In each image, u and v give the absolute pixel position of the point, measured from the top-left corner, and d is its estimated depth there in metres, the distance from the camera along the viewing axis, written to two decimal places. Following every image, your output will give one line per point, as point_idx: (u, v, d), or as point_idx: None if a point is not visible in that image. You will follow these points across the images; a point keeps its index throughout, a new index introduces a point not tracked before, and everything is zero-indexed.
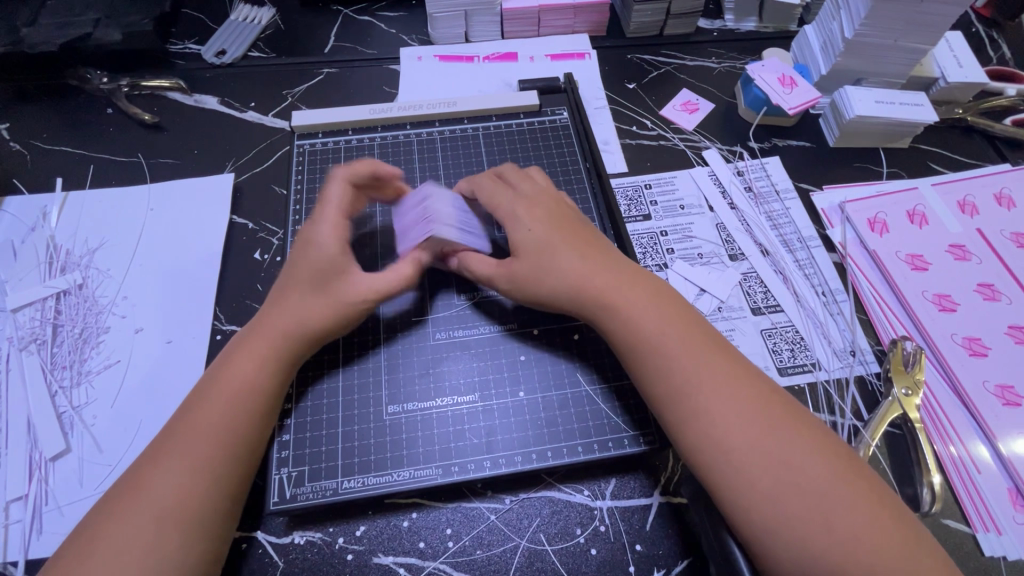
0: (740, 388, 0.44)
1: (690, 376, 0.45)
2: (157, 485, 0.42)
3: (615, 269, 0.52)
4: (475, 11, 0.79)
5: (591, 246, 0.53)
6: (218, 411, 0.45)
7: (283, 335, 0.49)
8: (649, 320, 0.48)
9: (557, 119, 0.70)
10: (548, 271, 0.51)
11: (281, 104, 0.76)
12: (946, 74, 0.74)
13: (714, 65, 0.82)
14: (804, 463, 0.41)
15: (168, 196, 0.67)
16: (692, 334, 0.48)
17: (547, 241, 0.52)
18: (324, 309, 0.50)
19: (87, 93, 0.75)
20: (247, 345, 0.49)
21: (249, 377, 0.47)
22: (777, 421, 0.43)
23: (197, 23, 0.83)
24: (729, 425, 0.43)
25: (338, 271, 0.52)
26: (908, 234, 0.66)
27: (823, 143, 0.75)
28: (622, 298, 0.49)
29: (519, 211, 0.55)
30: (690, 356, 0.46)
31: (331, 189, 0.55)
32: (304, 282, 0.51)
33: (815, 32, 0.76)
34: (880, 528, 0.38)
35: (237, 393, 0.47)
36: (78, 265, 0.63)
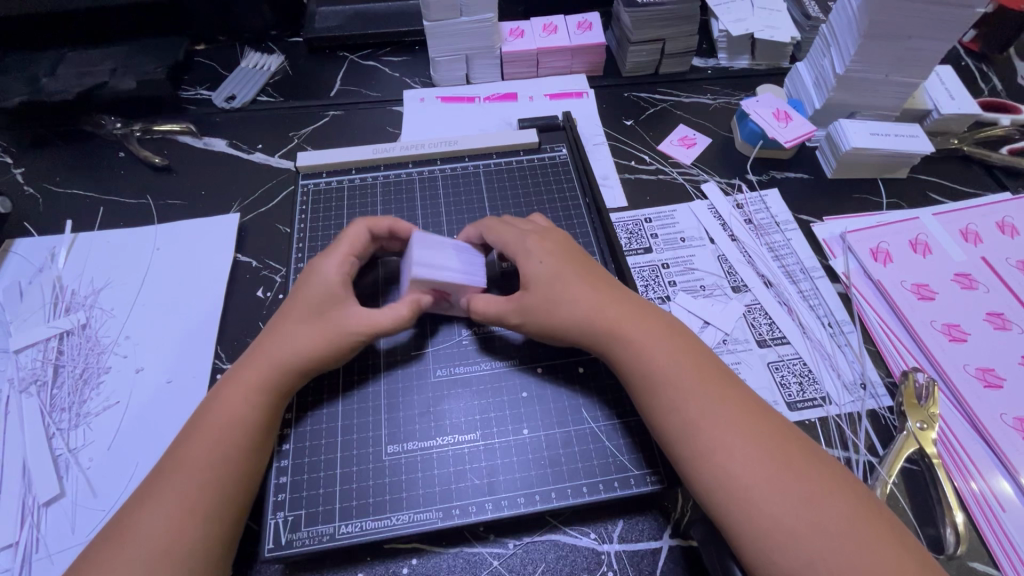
0: (747, 421, 0.43)
1: (694, 407, 0.44)
2: (146, 521, 0.42)
3: (619, 298, 0.51)
4: (476, 55, 0.82)
5: (596, 276, 0.53)
6: (208, 445, 0.45)
7: (284, 367, 0.49)
8: (652, 351, 0.48)
9: (556, 156, 0.71)
10: (558, 303, 0.51)
11: (287, 146, 0.78)
12: (939, 105, 0.75)
13: (710, 102, 0.84)
14: (819, 505, 0.39)
15: (174, 237, 0.68)
16: (696, 365, 0.47)
17: (555, 274, 0.52)
18: (317, 337, 0.50)
19: (101, 138, 0.78)
20: (240, 378, 0.48)
21: (244, 410, 0.47)
22: (788, 457, 0.41)
23: (209, 71, 0.86)
24: (737, 459, 0.42)
25: (337, 304, 0.52)
26: (912, 263, 0.65)
27: (821, 174, 0.76)
28: (626, 330, 0.49)
29: (528, 241, 0.55)
30: (696, 386, 0.45)
31: (348, 231, 0.57)
32: (302, 312, 0.52)
33: (808, 68, 0.78)
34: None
35: (235, 428, 0.46)
36: (82, 305, 0.63)
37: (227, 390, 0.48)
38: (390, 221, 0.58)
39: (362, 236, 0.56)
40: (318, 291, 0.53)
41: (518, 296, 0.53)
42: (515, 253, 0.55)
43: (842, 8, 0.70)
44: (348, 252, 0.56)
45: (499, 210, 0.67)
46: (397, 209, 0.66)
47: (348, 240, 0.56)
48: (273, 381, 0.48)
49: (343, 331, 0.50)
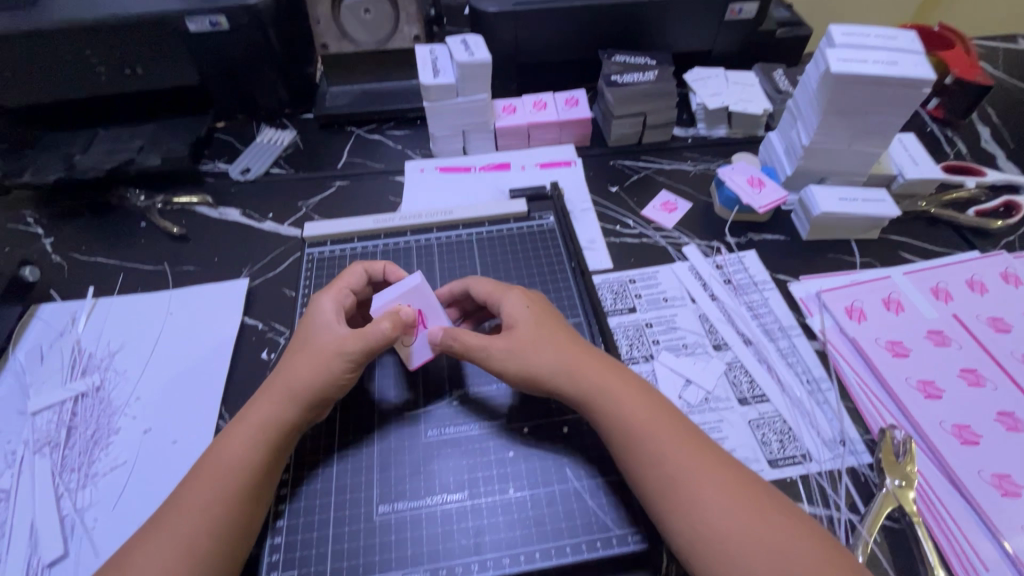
0: (726, 483, 0.45)
1: (675, 468, 0.47)
2: (146, 563, 0.44)
3: (605, 359, 0.54)
4: (472, 130, 0.89)
5: (580, 332, 0.56)
6: (210, 487, 0.47)
7: (289, 416, 0.51)
8: (632, 405, 0.51)
9: (544, 224, 0.77)
10: (544, 346, 0.54)
11: (296, 214, 0.84)
12: (903, 171, 0.80)
13: (690, 168, 0.90)
14: (788, 572, 0.41)
15: (188, 302, 0.73)
16: (678, 428, 0.50)
17: (538, 320, 0.56)
18: (311, 367, 0.52)
19: (126, 209, 0.84)
20: (244, 419, 0.51)
21: (247, 454, 0.49)
22: (763, 521, 0.44)
23: (228, 146, 0.94)
24: (713, 521, 0.44)
25: (330, 331, 0.55)
26: (885, 320, 0.68)
27: (797, 236, 0.80)
28: (610, 390, 0.52)
29: (510, 288, 0.60)
30: (677, 448, 0.48)
31: (348, 270, 0.62)
32: (303, 347, 0.55)
33: (779, 138, 0.84)
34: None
35: (238, 476, 0.48)
36: (98, 368, 0.67)
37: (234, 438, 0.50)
38: (384, 263, 0.63)
39: (357, 276, 0.61)
40: (314, 321, 0.57)
41: (505, 334, 0.56)
42: (499, 296, 0.59)
43: (804, 85, 0.76)
44: (346, 285, 0.60)
45: (490, 274, 0.71)
46: None
47: (347, 277, 0.61)
48: (277, 428, 0.51)
49: (331, 352, 0.53)
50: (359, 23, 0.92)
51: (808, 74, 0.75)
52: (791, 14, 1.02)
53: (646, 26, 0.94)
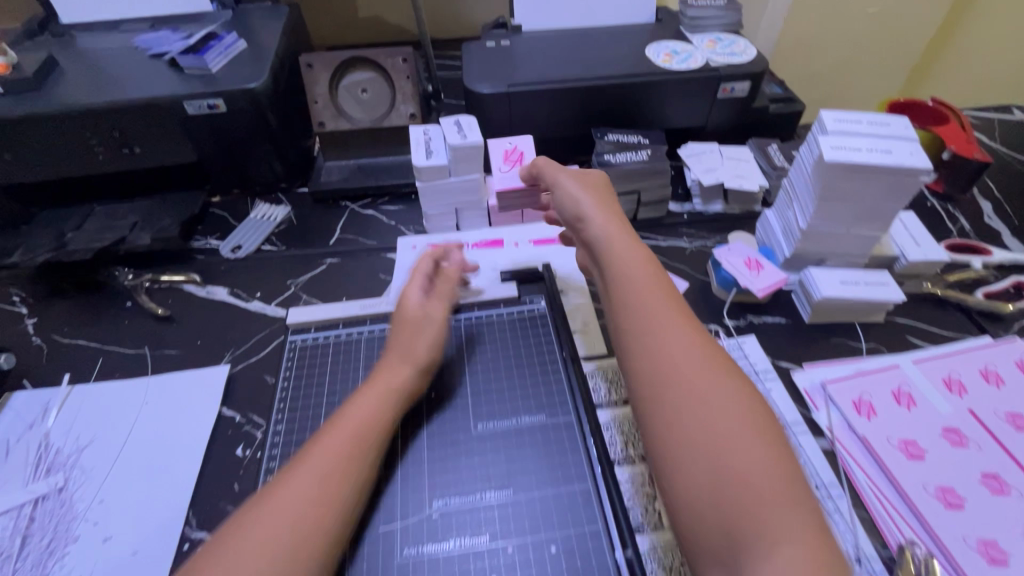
0: (711, 385, 0.48)
1: (657, 314, 0.54)
2: (277, 505, 0.48)
3: (631, 227, 0.64)
4: (464, 208, 0.89)
5: (621, 223, 0.65)
6: (334, 448, 0.52)
7: (400, 396, 0.60)
8: (679, 329, 0.53)
9: (535, 308, 0.75)
10: (619, 272, 0.59)
11: (285, 293, 0.82)
12: (905, 253, 0.78)
13: (686, 245, 0.89)
14: (754, 484, 0.43)
15: (165, 390, 0.70)
16: (678, 298, 0.56)
17: (616, 247, 0.62)
18: (419, 349, 0.64)
19: (113, 288, 0.83)
20: (363, 395, 0.58)
21: (371, 419, 0.56)
22: (745, 433, 0.45)
23: (221, 222, 0.94)
24: (702, 436, 0.46)
25: (427, 318, 0.66)
26: (897, 417, 0.64)
27: (798, 319, 0.77)
28: (622, 249, 0.61)
29: (605, 214, 0.65)
30: (661, 297, 0.56)
31: (422, 261, 0.73)
32: (405, 333, 0.65)
33: (775, 217, 0.82)
34: (805, 558, 0.39)
35: (352, 455, 0.53)
36: (64, 465, 0.63)
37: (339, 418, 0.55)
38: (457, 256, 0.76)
39: (431, 264, 0.73)
40: (409, 312, 0.66)
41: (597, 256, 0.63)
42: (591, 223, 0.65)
43: (799, 168, 0.76)
44: (426, 277, 0.71)
45: (479, 363, 0.69)
46: None
47: (423, 266, 0.73)
48: (383, 411, 0.57)
49: (427, 329, 0.66)
50: (356, 102, 0.94)
51: (802, 157, 0.75)
52: (783, 90, 1.04)
53: (639, 104, 0.96)
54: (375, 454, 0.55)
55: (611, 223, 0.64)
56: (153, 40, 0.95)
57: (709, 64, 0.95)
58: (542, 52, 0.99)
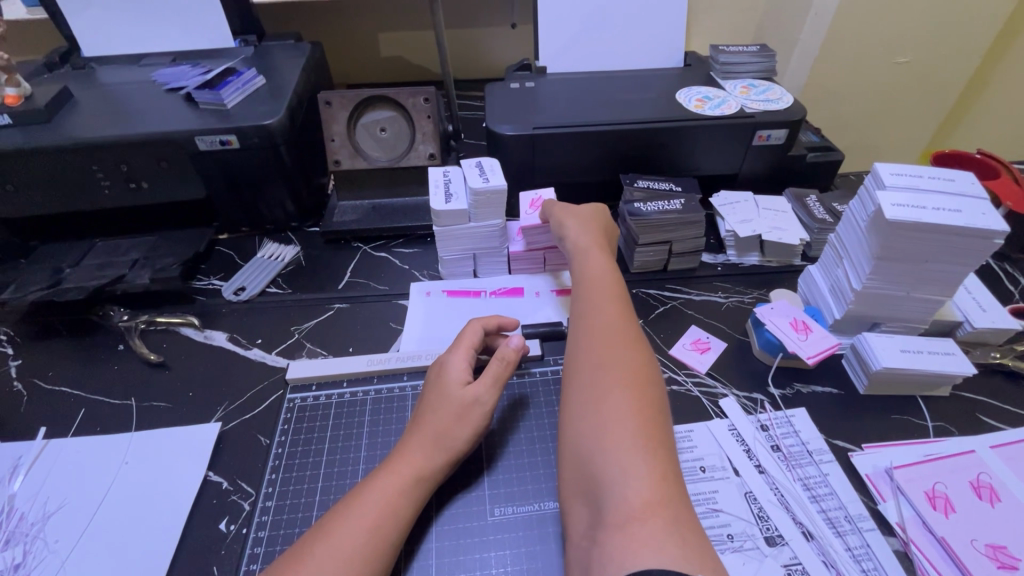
0: (616, 391, 0.52)
1: (595, 337, 0.58)
2: None
3: (604, 266, 0.69)
4: (483, 254, 0.83)
5: (601, 263, 0.70)
6: (361, 535, 0.47)
7: (433, 476, 0.54)
8: (619, 349, 0.57)
9: (560, 369, 0.69)
10: (588, 301, 0.64)
11: (287, 341, 0.76)
12: (970, 318, 0.70)
13: (721, 300, 0.82)
14: (623, 479, 0.45)
15: (148, 448, 0.63)
16: (627, 326, 0.60)
17: (593, 281, 0.67)
18: (464, 428, 0.56)
19: (106, 330, 0.78)
20: (392, 470, 0.53)
21: (401, 505, 0.51)
22: (629, 435, 0.47)
23: (227, 261, 0.89)
24: (598, 439, 0.49)
25: (471, 394, 0.58)
26: (980, 515, 0.55)
27: (852, 389, 0.69)
28: (588, 287, 0.66)
29: (591, 251, 0.72)
30: (604, 324, 0.60)
31: (469, 328, 0.65)
32: (445, 407, 0.57)
33: (821, 275, 0.76)
34: (654, 547, 0.40)
35: (369, 557, 0.46)
36: (25, 536, 0.56)
37: (356, 507, 0.49)
38: (497, 318, 0.68)
39: (478, 332, 0.65)
40: (450, 378, 0.60)
41: (576, 285, 0.68)
42: (578, 260, 0.71)
43: (849, 223, 0.70)
44: (470, 344, 0.63)
45: (496, 432, 0.62)
46: (386, 430, 0.63)
47: (469, 335, 0.64)
48: (405, 502, 0.51)
49: (471, 408, 0.58)
50: (374, 141, 0.91)
51: (853, 211, 0.69)
52: (821, 139, 0.99)
53: (669, 150, 0.91)
54: (392, 555, 0.48)
55: (593, 261, 0.70)
56: (171, 74, 0.93)
57: (744, 111, 0.91)
58: (568, 95, 0.96)
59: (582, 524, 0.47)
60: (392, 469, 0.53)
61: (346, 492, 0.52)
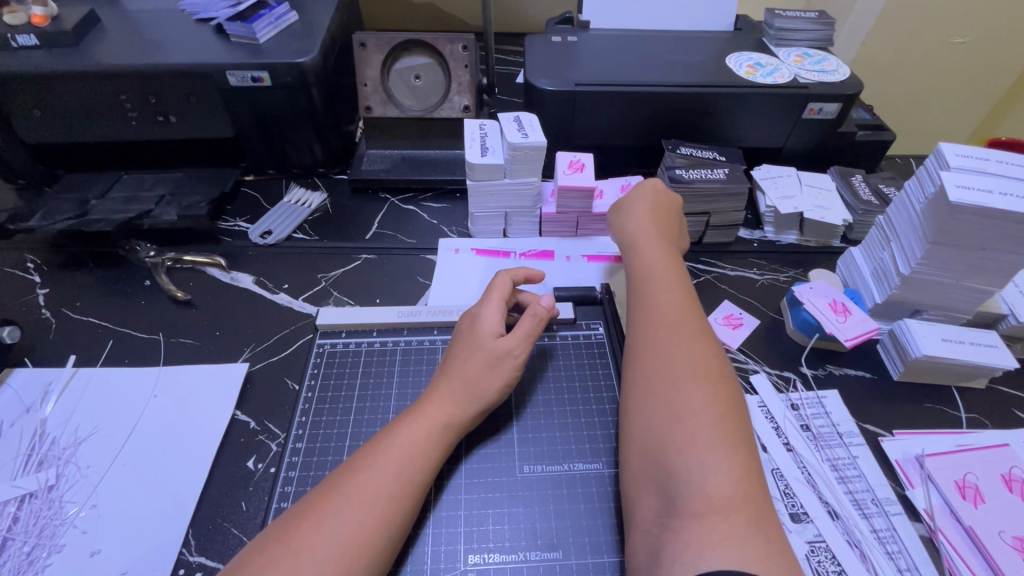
0: (689, 384, 0.50)
1: (661, 327, 0.56)
2: (322, 538, 0.43)
3: (665, 253, 0.66)
4: (515, 213, 0.81)
5: (661, 247, 0.67)
6: (386, 475, 0.47)
7: (460, 427, 0.54)
8: (687, 339, 0.54)
9: (592, 334, 0.68)
10: (649, 289, 0.62)
11: (313, 288, 0.75)
12: (1016, 311, 0.68)
13: (756, 277, 0.80)
14: (702, 473, 0.44)
15: (176, 383, 0.63)
16: (692, 316, 0.58)
17: (651, 266, 0.65)
18: (497, 380, 0.56)
19: (132, 265, 0.77)
20: (417, 417, 0.52)
21: (429, 448, 0.51)
22: (710, 431, 0.46)
23: (253, 204, 0.88)
24: (673, 432, 0.47)
25: (504, 347, 0.57)
26: (1012, 508, 0.54)
27: (886, 375, 0.68)
28: (648, 273, 0.64)
29: (646, 233, 0.68)
30: (670, 315, 0.57)
31: (498, 281, 0.64)
32: (477, 359, 0.57)
33: (864, 257, 0.74)
34: (735, 543, 0.40)
35: (397, 498, 0.46)
36: (57, 459, 0.57)
37: (378, 452, 0.49)
38: (525, 271, 0.67)
39: (507, 284, 0.64)
40: (484, 329, 0.59)
41: (633, 272, 0.66)
42: (635, 242, 0.68)
43: (902, 205, 0.67)
44: (501, 297, 0.62)
45: (524, 390, 0.61)
46: (415, 382, 0.63)
47: (500, 288, 0.63)
48: (432, 446, 0.51)
49: (505, 360, 0.57)
50: (408, 89, 0.87)
51: (908, 192, 0.66)
52: (872, 117, 0.94)
53: (714, 117, 0.87)
54: (419, 498, 0.48)
55: (650, 245, 0.67)
56: (200, 4, 0.89)
57: (797, 80, 0.86)
58: (612, 52, 0.91)
59: (647, 507, 0.46)
60: (419, 413, 0.53)
61: (371, 438, 0.52)
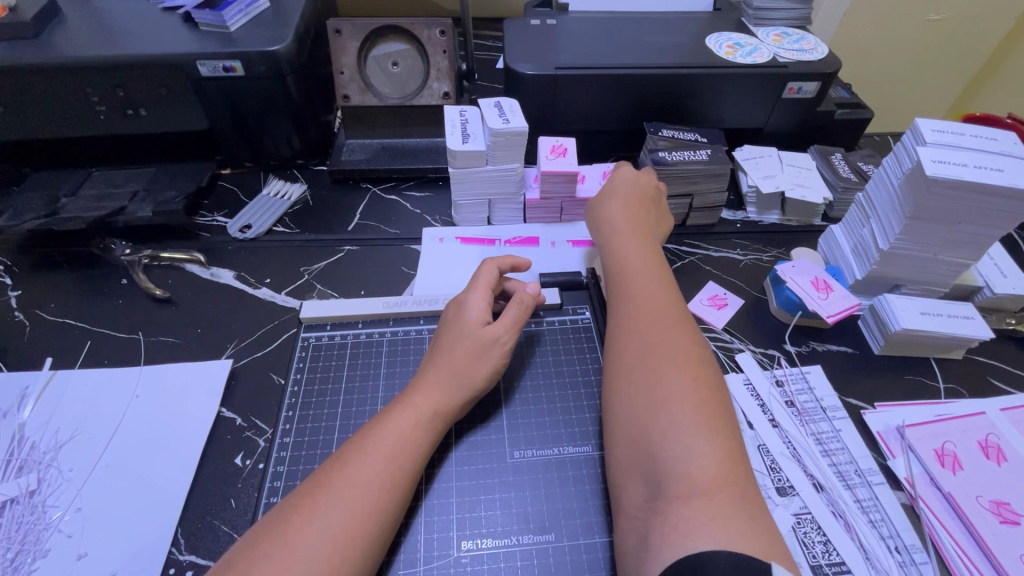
0: (670, 371, 0.50)
1: (640, 316, 0.56)
2: (313, 531, 0.42)
3: (643, 242, 0.66)
4: (498, 200, 0.81)
5: (639, 235, 0.67)
6: (375, 466, 0.47)
7: (448, 416, 0.53)
8: (665, 328, 0.55)
9: (578, 318, 0.68)
10: (627, 278, 0.62)
11: (296, 282, 0.74)
12: (991, 283, 0.70)
13: (739, 257, 0.81)
14: (685, 457, 0.44)
15: (158, 382, 0.62)
16: (671, 303, 0.58)
17: (629, 256, 0.65)
18: (485, 367, 0.56)
19: (107, 264, 0.75)
20: (404, 408, 0.52)
21: (417, 438, 0.51)
22: (691, 416, 0.47)
23: (231, 198, 0.86)
24: (655, 420, 0.47)
25: (491, 334, 0.57)
26: (988, 473, 0.56)
27: (867, 349, 0.69)
28: (627, 263, 0.64)
29: (624, 221, 0.69)
30: (649, 303, 0.58)
31: (483, 269, 0.64)
32: (464, 347, 0.57)
33: (845, 234, 0.75)
34: (720, 524, 0.40)
35: (387, 488, 0.46)
36: (38, 464, 0.56)
37: (366, 444, 0.49)
38: (510, 259, 0.67)
39: (494, 272, 0.64)
40: (471, 317, 0.59)
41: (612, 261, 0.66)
42: (614, 231, 0.68)
43: (880, 181, 0.68)
44: (487, 285, 0.62)
45: (512, 376, 0.62)
46: (402, 373, 0.62)
47: (485, 277, 0.63)
48: (421, 435, 0.51)
49: (492, 347, 0.57)
50: (386, 77, 0.86)
51: (886, 168, 0.67)
52: (850, 95, 0.95)
53: (694, 99, 0.87)
54: (409, 487, 0.48)
55: (627, 234, 0.67)
56: None
57: (776, 60, 0.86)
58: (591, 35, 0.90)
59: (634, 493, 0.47)
60: (407, 404, 0.52)
61: (357, 431, 0.52)
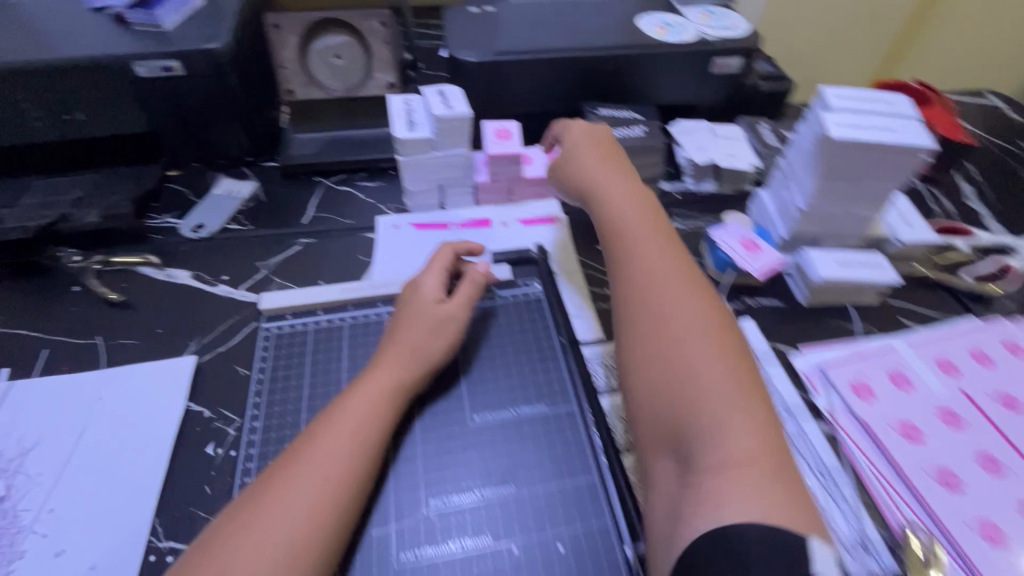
0: (704, 354, 0.53)
1: (660, 300, 0.58)
2: (288, 498, 0.45)
3: (642, 220, 0.68)
4: (449, 184, 0.83)
5: (638, 216, 0.69)
6: (343, 436, 0.50)
7: (410, 387, 0.57)
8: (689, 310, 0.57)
9: (529, 291, 0.72)
10: (633, 259, 0.63)
11: (254, 277, 0.76)
12: (899, 235, 0.77)
13: (678, 225, 0.86)
14: (724, 436, 0.47)
15: (121, 383, 0.63)
16: (691, 284, 0.60)
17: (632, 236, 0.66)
18: (441, 341, 0.60)
19: (56, 272, 0.74)
20: (367, 383, 0.55)
21: (382, 408, 0.54)
22: (732, 396, 0.49)
23: (181, 199, 0.86)
24: (698, 402, 0.49)
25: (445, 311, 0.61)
26: (897, 399, 0.63)
27: (794, 301, 0.76)
28: (632, 245, 0.65)
29: (616, 201, 0.70)
30: (665, 286, 0.59)
31: (439, 253, 0.68)
32: (421, 323, 0.60)
33: (770, 197, 0.81)
34: (755, 494, 0.43)
35: (355, 455, 0.50)
36: (5, 471, 0.56)
37: (332, 418, 0.52)
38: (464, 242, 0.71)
39: (448, 254, 0.68)
40: (426, 295, 0.62)
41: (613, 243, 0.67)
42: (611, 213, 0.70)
43: (796, 146, 0.74)
44: (441, 266, 0.66)
45: (470, 348, 0.65)
46: (365, 354, 0.65)
47: (439, 258, 0.67)
48: (386, 405, 0.54)
49: (447, 322, 0.61)
50: (329, 70, 0.86)
51: (801, 134, 0.73)
52: (773, 68, 1.02)
53: (630, 78, 0.92)
54: (377, 453, 0.52)
55: (625, 213, 0.69)
56: None
57: (702, 38, 0.91)
58: (529, 21, 0.93)
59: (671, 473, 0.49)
60: (370, 379, 0.56)
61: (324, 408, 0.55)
